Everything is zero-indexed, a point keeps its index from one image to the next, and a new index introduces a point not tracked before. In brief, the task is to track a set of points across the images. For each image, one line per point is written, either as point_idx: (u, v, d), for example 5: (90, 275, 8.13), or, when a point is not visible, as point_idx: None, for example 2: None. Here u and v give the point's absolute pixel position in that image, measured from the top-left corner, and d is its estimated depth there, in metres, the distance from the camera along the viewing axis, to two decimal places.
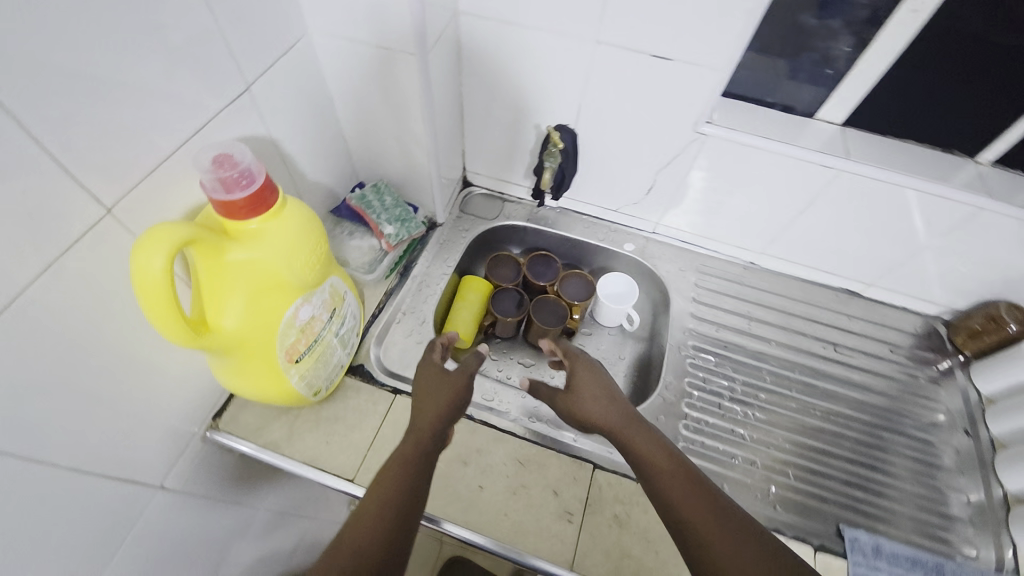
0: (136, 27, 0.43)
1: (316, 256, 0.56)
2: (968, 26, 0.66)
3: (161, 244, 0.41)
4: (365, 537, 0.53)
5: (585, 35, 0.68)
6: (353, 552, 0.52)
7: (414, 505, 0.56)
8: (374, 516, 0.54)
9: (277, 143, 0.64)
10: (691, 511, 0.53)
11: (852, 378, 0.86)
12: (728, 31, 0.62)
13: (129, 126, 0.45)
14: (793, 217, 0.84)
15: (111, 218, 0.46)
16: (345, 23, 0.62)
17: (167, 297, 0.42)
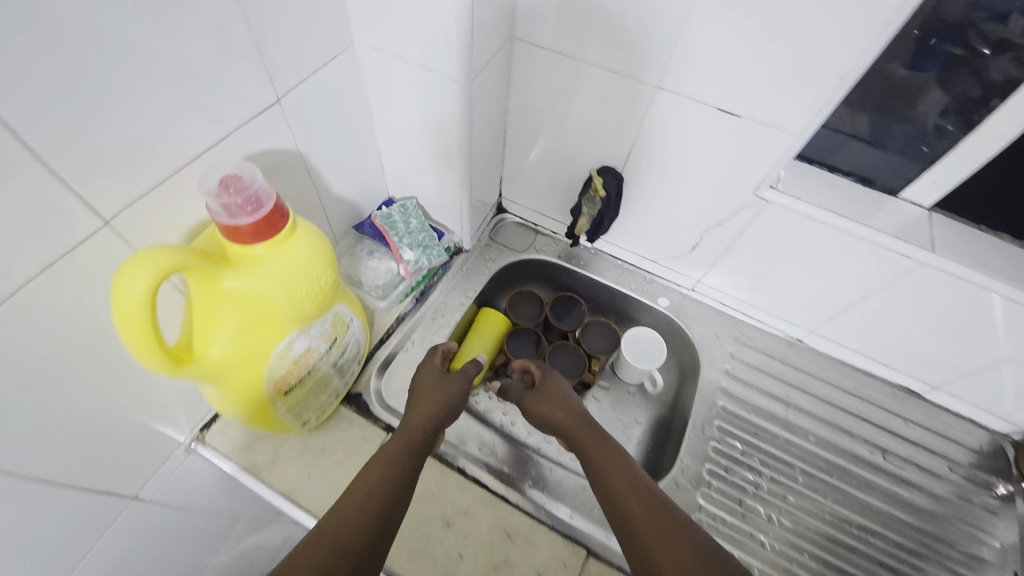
0: (159, 34, 0.40)
1: (321, 287, 0.52)
2: None
3: (147, 267, 0.38)
4: (347, 529, 0.51)
5: (648, 80, 0.62)
6: (332, 544, 0.50)
7: (399, 503, 0.56)
8: (356, 504, 0.53)
9: (304, 156, 0.61)
10: (639, 515, 0.57)
11: (892, 490, 0.76)
12: (812, 96, 0.55)
13: (140, 134, 0.42)
14: (854, 302, 0.75)
15: (109, 230, 0.43)
16: (391, 40, 0.59)
17: (145, 325, 0.39)
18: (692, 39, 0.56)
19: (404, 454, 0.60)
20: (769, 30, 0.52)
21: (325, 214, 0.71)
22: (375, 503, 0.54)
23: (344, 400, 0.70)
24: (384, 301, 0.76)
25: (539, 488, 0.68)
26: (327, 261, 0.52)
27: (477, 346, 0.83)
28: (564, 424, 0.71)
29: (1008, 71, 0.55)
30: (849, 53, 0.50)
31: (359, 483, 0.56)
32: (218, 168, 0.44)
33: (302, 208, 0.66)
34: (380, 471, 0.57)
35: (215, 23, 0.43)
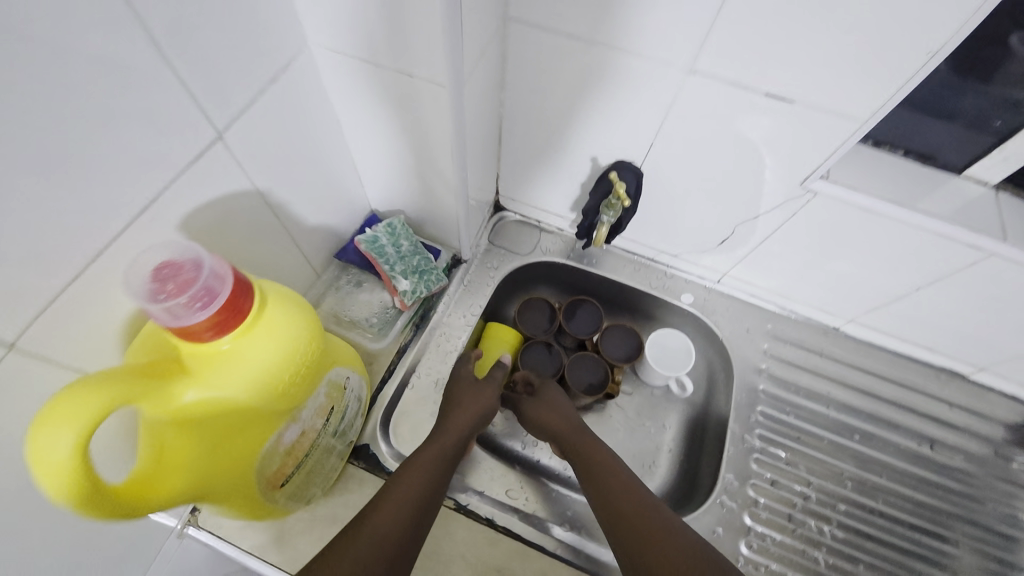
0: (40, 88, 0.29)
1: (306, 368, 0.43)
2: None
3: (71, 415, 0.29)
4: (383, 525, 0.50)
5: (677, 62, 0.51)
6: (370, 538, 0.49)
7: (429, 508, 0.54)
8: (395, 505, 0.52)
9: (264, 192, 0.50)
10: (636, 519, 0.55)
11: (943, 483, 0.73)
12: (886, 74, 0.45)
13: (40, 223, 0.31)
14: (905, 292, 0.68)
15: (18, 353, 0.33)
16: (358, 40, 0.46)
17: (83, 484, 0.31)
18: (739, 9, 0.45)
19: (438, 459, 0.58)
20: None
21: (300, 250, 0.60)
22: (410, 505, 0.53)
23: (351, 456, 0.63)
24: (381, 342, 0.66)
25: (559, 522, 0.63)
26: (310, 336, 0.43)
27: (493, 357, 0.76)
28: (561, 430, 0.67)
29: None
30: (944, 22, 0.40)
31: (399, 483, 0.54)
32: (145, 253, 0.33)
33: (272, 251, 0.55)
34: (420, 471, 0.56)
35: (124, 55, 0.32)
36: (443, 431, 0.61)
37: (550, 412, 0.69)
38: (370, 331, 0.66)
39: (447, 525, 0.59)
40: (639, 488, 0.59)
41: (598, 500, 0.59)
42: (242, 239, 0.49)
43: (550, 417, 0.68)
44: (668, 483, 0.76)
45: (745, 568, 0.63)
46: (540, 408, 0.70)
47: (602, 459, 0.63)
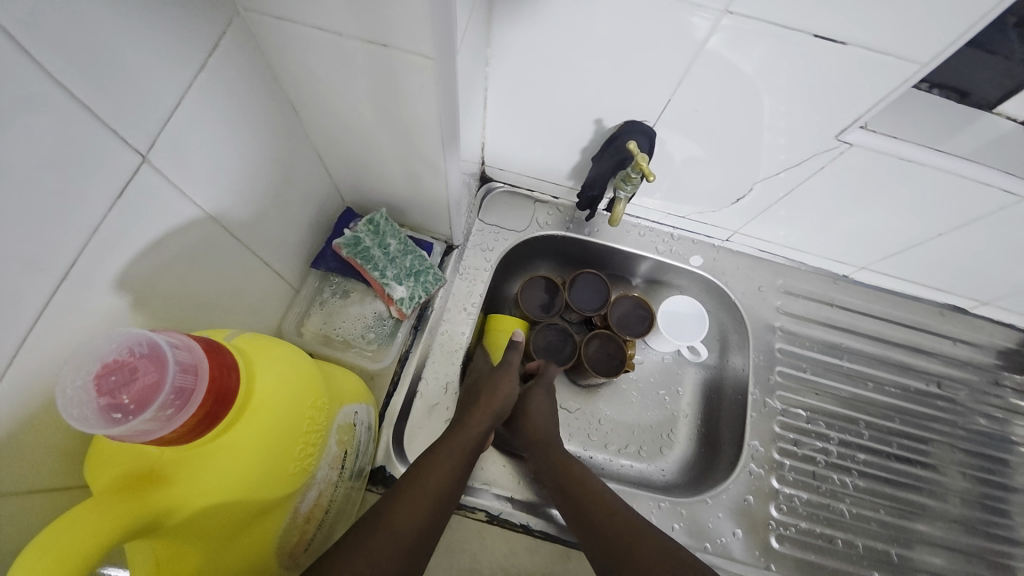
0: None
1: (310, 432, 0.36)
2: None
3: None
4: (405, 520, 0.44)
5: (707, 4, 0.43)
6: (389, 534, 0.43)
7: (449, 500, 0.49)
8: (413, 496, 0.46)
9: (214, 214, 0.40)
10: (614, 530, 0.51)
11: (946, 419, 0.76)
12: (960, 11, 0.38)
13: None
14: (925, 239, 0.65)
15: None
16: (308, 5, 0.35)
17: None
18: None
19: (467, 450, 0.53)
20: None
21: (270, 269, 0.50)
22: (431, 499, 0.47)
23: (369, 484, 0.57)
24: (382, 362, 0.59)
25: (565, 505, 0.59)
26: (308, 396, 0.36)
27: (502, 341, 0.69)
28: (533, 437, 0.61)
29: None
30: None
31: (422, 475, 0.49)
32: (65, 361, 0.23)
33: (236, 280, 0.45)
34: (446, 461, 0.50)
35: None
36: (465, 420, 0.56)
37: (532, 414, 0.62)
38: (369, 351, 0.58)
39: (483, 540, 0.57)
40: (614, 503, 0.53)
41: (573, 513, 0.54)
42: (198, 277, 0.40)
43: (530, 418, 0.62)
44: (689, 450, 0.75)
45: (777, 531, 0.64)
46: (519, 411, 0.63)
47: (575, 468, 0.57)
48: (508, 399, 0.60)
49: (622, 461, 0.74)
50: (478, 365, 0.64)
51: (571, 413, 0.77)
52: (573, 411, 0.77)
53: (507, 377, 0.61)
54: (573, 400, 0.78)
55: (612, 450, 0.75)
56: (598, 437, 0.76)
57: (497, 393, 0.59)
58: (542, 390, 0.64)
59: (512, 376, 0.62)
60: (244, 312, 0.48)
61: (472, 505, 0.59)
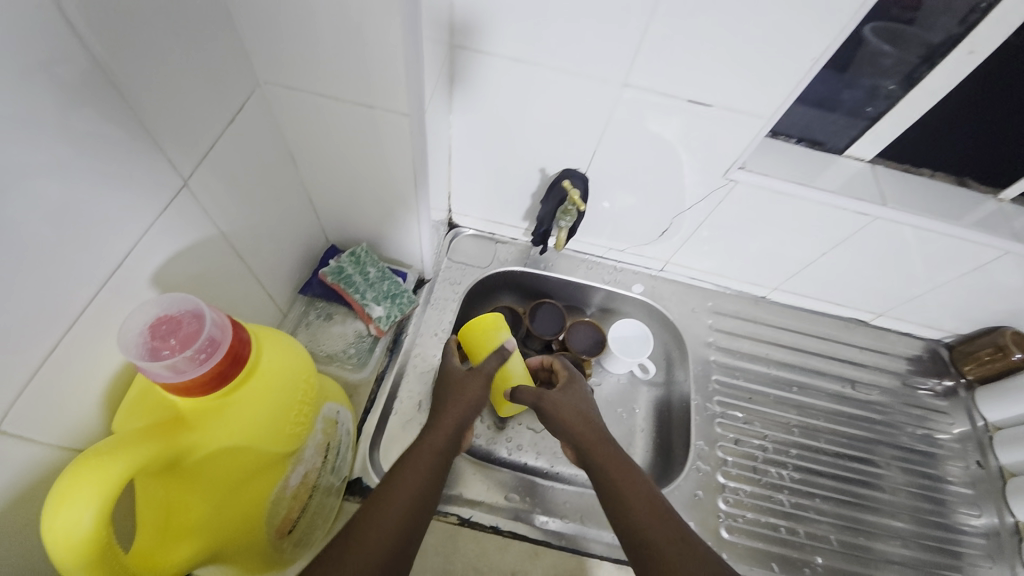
0: (12, 152, 0.28)
1: (305, 402, 0.43)
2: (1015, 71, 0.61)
3: (92, 489, 0.29)
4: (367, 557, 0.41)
5: (612, 78, 0.58)
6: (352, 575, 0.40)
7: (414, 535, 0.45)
8: (377, 533, 0.43)
9: (229, 235, 0.49)
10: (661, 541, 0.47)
11: (869, 417, 0.86)
12: (784, 80, 0.54)
13: (18, 295, 0.30)
14: (815, 258, 0.79)
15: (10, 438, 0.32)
16: (315, 74, 0.47)
17: (104, 549, 0.30)
18: (663, 25, 0.52)
19: (434, 479, 0.50)
20: (741, 11, 0.49)
21: (265, 292, 0.59)
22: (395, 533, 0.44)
23: (346, 494, 0.61)
24: (362, 373, 0.64)
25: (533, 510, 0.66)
26: (302, 370, 0.43)
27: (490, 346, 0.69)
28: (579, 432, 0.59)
29: (949, 29, 0.57)
30: (825, 35, 0.50)
31: (393, 493, 0.47)
32: (135, 312, 0.34)
33: (238, 295, 0.53)
34: (416, 474, 0.49)
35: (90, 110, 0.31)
36: (432, 433, 0.54)
37: (573, 411, 0.61)
38: (351, 363, 0.64)
39: (457, 542, 0.61)
40: (662, 507, 0.51)
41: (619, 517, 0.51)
42: (210, 289, 0.48)
43: (570, 416, 0.60)
44: (646, 460, 0.82)
45: (726, 522, 0.71)
46: (562, 405, 0.61)
47: (617, 472, 0.54)
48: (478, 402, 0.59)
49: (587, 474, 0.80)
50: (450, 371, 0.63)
51: (537, 432, 0.83)
52: (540, 431, 0.83)
53: (478, 376, 0.61)
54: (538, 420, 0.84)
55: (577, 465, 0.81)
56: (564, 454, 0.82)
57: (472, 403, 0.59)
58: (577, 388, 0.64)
59: (484, 378, 0.62)
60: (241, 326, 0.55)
61: (444, 510, 0.64)
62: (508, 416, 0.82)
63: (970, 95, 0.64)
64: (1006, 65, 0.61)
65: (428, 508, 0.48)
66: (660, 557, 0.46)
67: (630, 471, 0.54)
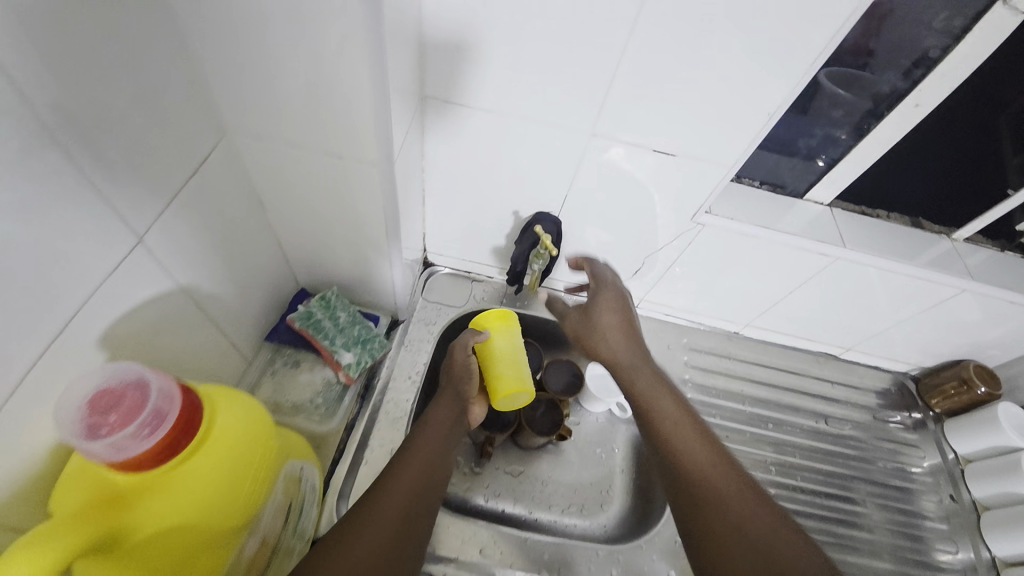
0: None
1: (265, 446, 0.41)
2: (957, 123, 0.67)
3: None
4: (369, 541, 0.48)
5: (581, 128, 0.60)
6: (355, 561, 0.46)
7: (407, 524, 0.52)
8: (375, 521, 0.50)
9: (189, 287, 0.47)
10: (694, 452, 0.56)
11: (844, 452, 0.87)
12: (744, 131, 0.57)
13: None
14: (783, 296, 0.81)
15: None
16: (285, 126, 0.47)
17: None
18: (627, 81, 0.54)
19: (424, 472, 0.58)
20: (699, 69, 0.52)
21: (228, 342, 0.56)
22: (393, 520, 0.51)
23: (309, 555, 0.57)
24: (329, 424, 0.61)
25: (511, 565, 0.63)
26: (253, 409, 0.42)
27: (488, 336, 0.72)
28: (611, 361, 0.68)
29: (895, 83, 0.61)
30: (779, 93, 0.53)
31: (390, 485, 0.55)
32: (73, 384, 0.32)
33: (196, 347, 0.51)
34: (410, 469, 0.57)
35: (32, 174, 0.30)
36: (431, 420, 0.65)
37: (609, 335, 0.69)
38: (317, 414, 0.61)
39: None
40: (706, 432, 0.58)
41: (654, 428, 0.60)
42: (165, 345, 0.46)
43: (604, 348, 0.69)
44: (626, 502, 0.81)
45: None
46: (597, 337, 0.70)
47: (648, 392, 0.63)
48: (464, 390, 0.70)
49: (566, 520, 0.78)
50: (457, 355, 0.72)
51: (515, 476, 0.81)
52: (517, 475, 0.82)
53: (459, 350, 0.71)
54: (516, 463, 0.83)
55: (556, 510, 0.79)
56: (543, 499, 0.80)
57: (460, 384, 0.69)
58: (611, 304, 0.72)
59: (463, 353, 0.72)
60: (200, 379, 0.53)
61: None
62: (485, 459, 0.80)
63: (921, 142, 0.69)
64: (947, 117, 0.66)
65: (431, 486, 0.58)
66: (697, 471, 0.54)
67: (675, 403, 0.61)
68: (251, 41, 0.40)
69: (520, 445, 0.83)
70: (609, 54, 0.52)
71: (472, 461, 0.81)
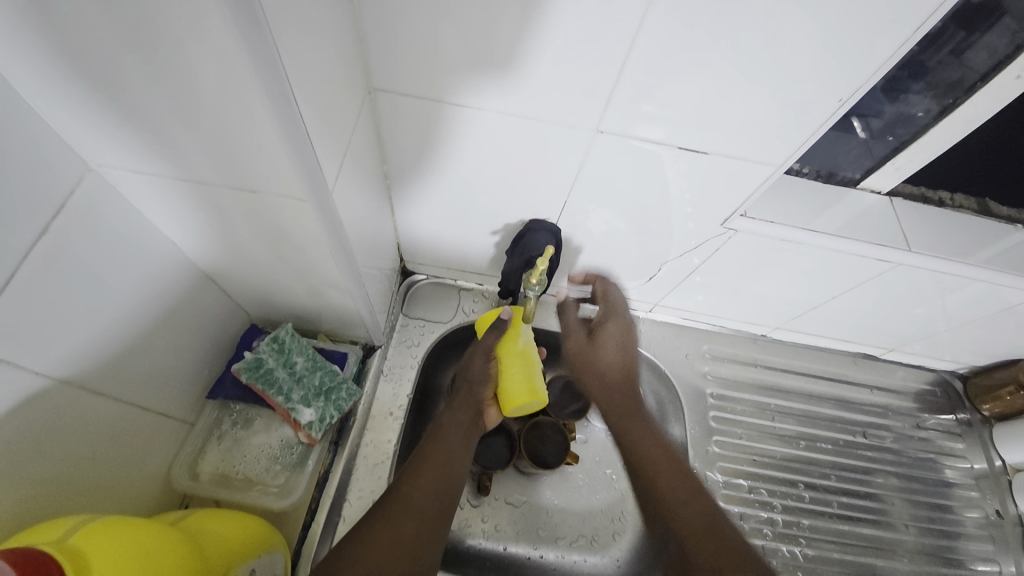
0: None
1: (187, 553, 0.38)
2: None
3: None
4: (384, 554, 0.43)
5: (580, 123, 0.47)
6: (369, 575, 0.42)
7: (428, 534, 0.47)
8: (389, 529, 0.45)
9: (69, 377, 0.38)
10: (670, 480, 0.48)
11: (880, 469, 0.78)
12: (800, 123, 0.44)
13: None
14: (824, 301, 0.69)
15: None
16: (173, 159, 0.34)
17: None
18: (642, 62, 0.41)
19: (445, 477, 0.51)
20: (745, 46, 0.39)
21: (152, 414, 0.48)
22: (410, 530, 0.46)
23: None
24: (289, 499, 0.54)
25: None
26: (143, 534, 0.36)
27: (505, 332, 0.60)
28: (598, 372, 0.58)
29: (997, 47, 0.48)
30: (856, 75, 0.40)
31: (414, 483, 0.49)
32: None
33: (103, 437, 0.42)
34: (434, 471, 0.51)
35: None
36: (448, 421, 0.57)
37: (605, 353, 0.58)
38: (275, 486, 0.55)
39: None
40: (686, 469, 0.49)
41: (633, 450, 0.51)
42: (51, 453, 0.38)
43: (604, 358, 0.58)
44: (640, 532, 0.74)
45: None
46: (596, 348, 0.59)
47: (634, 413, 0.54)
48: (479, 381, 0.60)
49: (574, 556, 0.71)
50: (484, 343, 0.61)
51: (517, 509, 0.73)
52: (519, 506, 0.73)
53: (477, 354, 0.60)
54: (517, 493, 0.74)
55: (563, 545, 0.72)
56: (548, 533, 0.72)
57: (473, 387, 0.60)
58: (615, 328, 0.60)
59: (481, 354, 0.60)
60: (120, 466, 0.45)
61: None
62: (485, 493, 0.71)
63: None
64: None
65: (452, 490, 0.51)
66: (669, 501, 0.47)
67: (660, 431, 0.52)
68: (78, 51, 0.27)
69: (523, 471, 0.74)
70: (617, 31, 0.39)
71: (469, 496, 0.72)
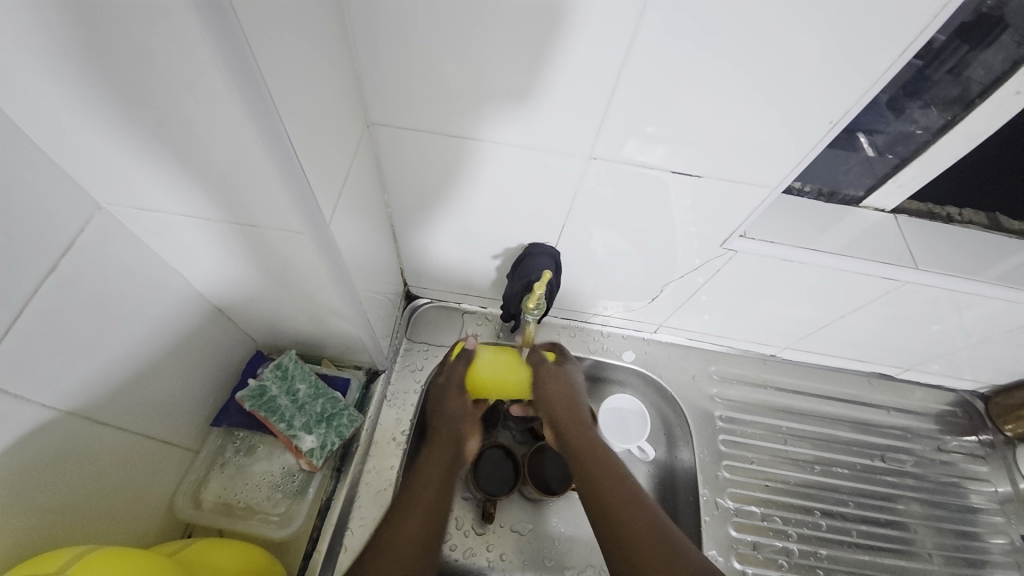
0: None
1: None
2: None
3: None
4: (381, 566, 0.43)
5: (575, 151, 0.48)
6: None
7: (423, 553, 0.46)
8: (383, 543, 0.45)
9: (75, 409, 0.39)
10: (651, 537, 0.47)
11: (901, 495, 0.75)
12: (793, 144, 0.44)
13: None
14: (832, 320, 0.68)
15: None
16: (175, 196, 0.36)
17: None
18: (631, 91, 0.42)
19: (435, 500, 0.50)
20: (730, 74, 0.40)
21: (157, 442, 0.49)
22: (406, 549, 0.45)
23: None
24: (290, 527, 0.54)
25: None
26: (133, 569, 0.35)
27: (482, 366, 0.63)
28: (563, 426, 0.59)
29: (993, 65, 0.47)
30: (846, 95, 0.40)
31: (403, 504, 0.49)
32: None
33: (107, 465, 0.43)
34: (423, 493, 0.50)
35: None
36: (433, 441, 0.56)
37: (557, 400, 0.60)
38: (276, 515, 0.55)
39: None
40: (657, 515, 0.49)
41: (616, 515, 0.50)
42: (56, 483, 0.38)
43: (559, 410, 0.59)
44: None
45: None
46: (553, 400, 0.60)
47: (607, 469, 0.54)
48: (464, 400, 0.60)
49: None
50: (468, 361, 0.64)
51: (522, 537, 0.71)
52: (525, 534, 0.72)
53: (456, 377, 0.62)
54: (523, 521, 0.73)
55: None
56: (555, 562, 0.70)
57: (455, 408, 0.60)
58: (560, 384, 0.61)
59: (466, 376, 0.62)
60: (124, 494, 0.46)
61: None
62: (489, 520, 0.70)
63: None
64: None
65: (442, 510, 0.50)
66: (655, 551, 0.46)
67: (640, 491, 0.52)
68: (83, 100, 0.29)
69: (529, 497, 0.73)
70: (606, 63, 0.40)
71: (473, 523, 0.71)
